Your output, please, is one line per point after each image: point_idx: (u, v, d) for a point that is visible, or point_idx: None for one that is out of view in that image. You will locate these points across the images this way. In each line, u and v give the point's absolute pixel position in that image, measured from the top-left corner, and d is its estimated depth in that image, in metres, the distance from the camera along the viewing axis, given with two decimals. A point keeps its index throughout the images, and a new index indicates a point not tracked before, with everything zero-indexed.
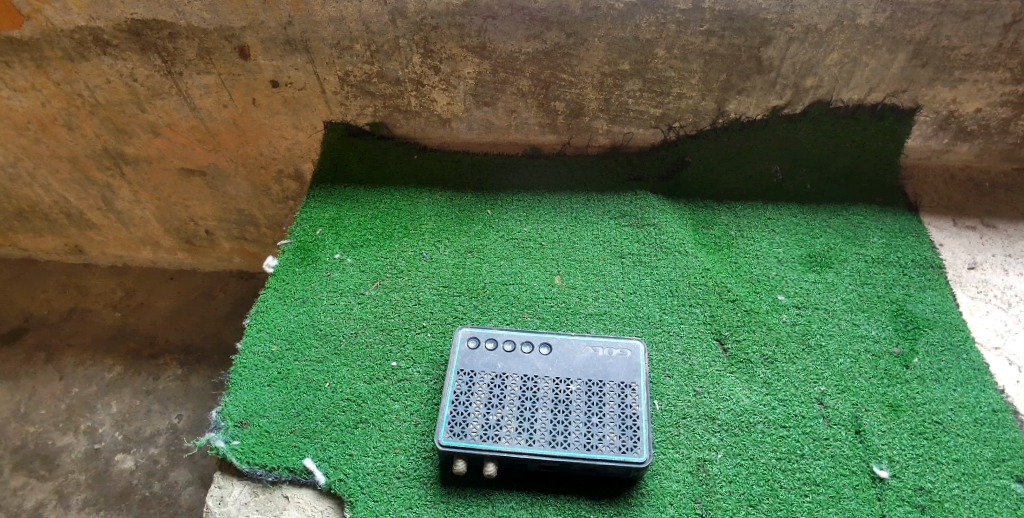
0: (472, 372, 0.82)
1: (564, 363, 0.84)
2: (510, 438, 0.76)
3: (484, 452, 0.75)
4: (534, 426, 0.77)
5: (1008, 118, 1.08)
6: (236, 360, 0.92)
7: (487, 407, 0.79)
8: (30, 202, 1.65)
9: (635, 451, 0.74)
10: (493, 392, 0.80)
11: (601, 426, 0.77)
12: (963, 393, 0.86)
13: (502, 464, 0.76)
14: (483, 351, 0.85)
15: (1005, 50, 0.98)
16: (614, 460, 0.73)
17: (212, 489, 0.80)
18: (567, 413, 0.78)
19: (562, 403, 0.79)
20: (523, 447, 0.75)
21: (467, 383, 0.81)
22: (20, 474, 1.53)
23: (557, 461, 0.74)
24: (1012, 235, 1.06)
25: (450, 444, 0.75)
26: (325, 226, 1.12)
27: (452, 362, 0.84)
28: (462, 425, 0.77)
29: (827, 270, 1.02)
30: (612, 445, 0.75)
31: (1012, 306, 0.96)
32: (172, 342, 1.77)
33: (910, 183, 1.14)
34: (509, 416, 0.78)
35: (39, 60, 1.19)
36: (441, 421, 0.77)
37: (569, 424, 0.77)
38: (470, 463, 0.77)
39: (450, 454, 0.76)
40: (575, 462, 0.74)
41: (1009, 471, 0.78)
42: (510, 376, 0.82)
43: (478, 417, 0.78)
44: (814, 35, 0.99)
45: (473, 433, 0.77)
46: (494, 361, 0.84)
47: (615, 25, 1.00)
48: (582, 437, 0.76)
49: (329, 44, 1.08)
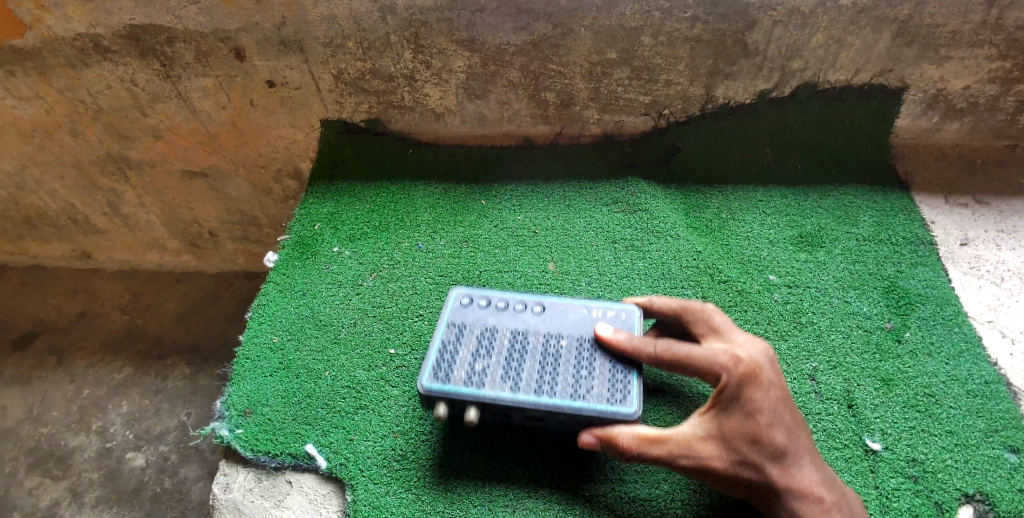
0: (463, 324, 0.81)
1: (555, 322, 0.80)
2: (494, 384, 0.72)
3: (467, 396, 0.72)
4: (520, 375, 0.74)
5: (996, 95, 1.08)
6: (239, 353, 0.94)
7: (473, 354, 0.76)
8: (39, 209, 1.69)
9: (623, 403, 0.70)
10: (482, 342, 0.78)
11: (588, 376, 0.73)
12: (955, 366, 0.87)
13: (485, 411, 0.73)
14: (476, 304, 0.83)
15: (990, 25, 0.99)
16: (601, 411, 0.70)
17: (218, 477, 0.82)
18: (555, 366, 0.75)
19: (551, 355, 0.76)
20: (507, 394, 0.72)
21: (456, 335, 0.79)
22: (34, 474, 1.57)
23: (542, 409, 0.71)
24: (1004, 211, 1.07)
25: (433, 387, 0.72)
26: (324, 221, 1.14)
27: (444, 317, 0.82)
28: (447, 370, 0.74)
29: (819, 250, 1.03)
30: (600, 396, 0.71)
31: (1005, 280, 0.97)
32: (181, 343, 1.80)
33: (902, 162, 1.15)
34: (496, 364, 0.75)
35: (42, 69, 1.22)
36: (427, 365, 0.75)
37: (556, 375, 0.74)
38: (452, 409, 0.74)
39: (432, 399, 0.73)
40: (562, 411, 0.71)
41: (1002, 441, 0.79)
42: (500, 332, 0.79)
43: (464, 364, 0.75)
44: (798, 17, 1.00)
45: (458, 378, 0.74)
46: (486, 315, 0.82)
47: (601, 14, 1.02)
48: (569, 387, 0.72)
49: (323, 43, 1.10)
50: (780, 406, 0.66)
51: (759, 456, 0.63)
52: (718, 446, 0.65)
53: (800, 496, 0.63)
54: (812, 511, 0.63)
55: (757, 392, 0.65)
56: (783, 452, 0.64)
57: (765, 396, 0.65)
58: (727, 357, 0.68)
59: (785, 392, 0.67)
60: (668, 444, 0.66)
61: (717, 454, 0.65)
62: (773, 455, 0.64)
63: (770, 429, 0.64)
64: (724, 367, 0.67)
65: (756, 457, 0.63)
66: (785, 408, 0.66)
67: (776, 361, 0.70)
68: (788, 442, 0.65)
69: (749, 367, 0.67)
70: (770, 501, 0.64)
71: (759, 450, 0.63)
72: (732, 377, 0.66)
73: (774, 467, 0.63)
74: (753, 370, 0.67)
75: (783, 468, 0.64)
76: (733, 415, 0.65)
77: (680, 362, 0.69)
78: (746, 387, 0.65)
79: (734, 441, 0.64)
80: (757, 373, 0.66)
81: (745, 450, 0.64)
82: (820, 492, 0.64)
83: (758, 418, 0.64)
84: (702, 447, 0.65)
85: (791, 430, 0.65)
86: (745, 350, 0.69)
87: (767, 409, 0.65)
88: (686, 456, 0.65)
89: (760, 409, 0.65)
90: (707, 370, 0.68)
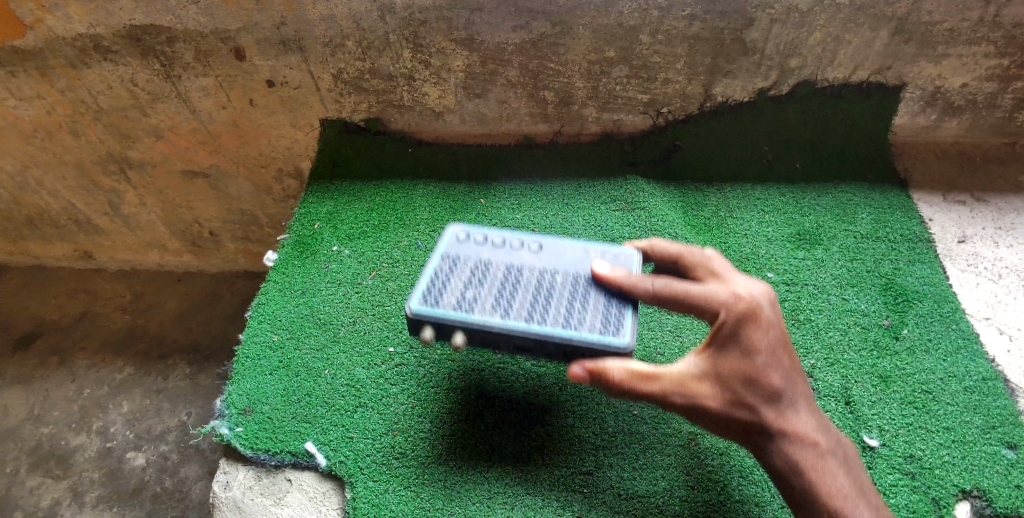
0: (461, 250, 0.73)
1: (555, 253, 0.72)
2: (483, 310, 0.65)
3: (454, 319, 0.64)
4: (513, 302, 0.66)
5: (995, 92, 1.09)
6: (239, 351, 0.95)
7: (465, 280, 0.69)
8: (41, 209, 1.70)
9: (616, 333, 0.63)
10: (479, 268, 0.70)
11: (584, 305, 0.66)
12: (953, 362, 0.87)
13: (473, 338, 0.66)
14: (477, 231, 0.75)
15: (988, 23, 0.99)
16: (593, 340, 0.62)
17: (218, 475, 0.82)
18: (549, 295, 0.67)
19: (552, 283, 0.69)
20: (497, 320, 0.64)
21: (449, 265, 0.71)
22: (36, 474, 1.57)
23: (532, 337, 0.63)
24: (1002, 208, 1.08)
25: (420, 309, 0.65)
26: (323, 220, 1.14)
27: (437, 247, 0.73)
28: (437, 294, 0.67)
29: (817, 248, 1.03)
30: (600, 327, 0.63)
31: (1002, 277, 0.98)
32: (181, 342, 1.81)
33: (901, 159, 1.16)
34: (491, 290, 0.68)
35: (43, 69, 1.22)
36: (416, 288, 0.68)
37: (551, 303, 0.66)
38: (438, 336, 0.67)
39: (419, 323, 0.66)
40: (553, 340, 0.63)
41: (1000, 438, 0.80)
42: (495, 262, 0.71)
43: (456, 288, 0.68)
44: (796, 15, 1.01)
45: (448, 303, 0.66)
46: (487, 242, 0.74)
47: (599, 13, 1.02)
48: (566, 316, 0.64)
49: (322, 42, 1.11)
50: (779, 349, 0.61)
51: (754, 398, 0.59)
52: (712, 386, 0.60)
53: (794, 440, 0.60)
54: (804, 455, 0.60)
55: (757, 334, 0.60)
56: (779, 395, 0.60)
57: (765, 336, 0.60)
58: (728, 296, 0.61)
59: (785, 332, 0.62)
60: (662, 382, 0.60)
61: (712, 393, 0.60)
62: (769, 396, 0.59)
63: (768, 370, 0.59)
64: (724, 305, 0.61)
65: (752, 399, 0.59)
66: (784, 350, 0.61)
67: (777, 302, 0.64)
68: (785, 385, 0.60)
69: (750, 308, 0.61)
70: (761, 444, 0.61)
71: (755, 391, 0.59)
72: (732, 315, 0.60)
73: (768, 409, 0.59)
74: (754, 310, 0.61)
75: (779, 411, 0.60)
76: (730, 356, 0.60)
77: (677, 299, 0.62)
78: (746, 327, 0.60)
79: (730, 381, 0.60)
80: (758, 314, 0.60)
81: (740, 391, 0.59)
82: (814, 436, 0.61)
83: (756, 360, 0.59)
84: (695, 387, 0.60)
85: (788, 373, 0.61)
86: (746, 288, 0.63)
87: (765, 349, 0.60)
88: (679, 395, 0.60)
89: (759, 351, 0.59)
90: (705, 307, 0.61)
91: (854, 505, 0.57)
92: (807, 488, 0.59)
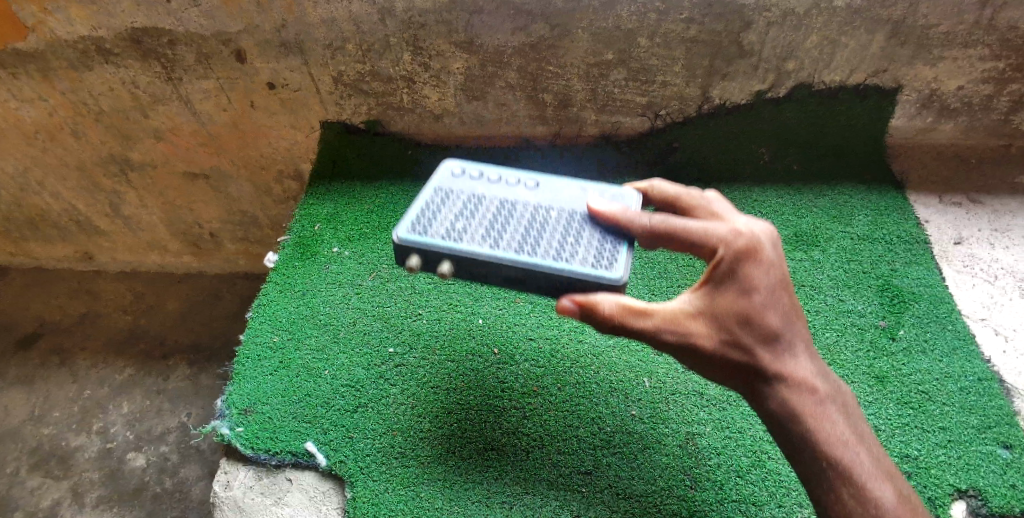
0: (451, 186, 0.71)
1: (549, 192, 0.70)
2: (472, 241, 0.63)
3: (441, 248, 0.63)
4: (503, 235, 0.64)
5: (991, 94, 1.10)
6: (240, 352, 0.95)
7: (455, 212, 0.67)
8: (42, 210, 1.70)
9: (608, 267, 0.60)
10: (470, 203, 0.69)
11: (577, 240, 0.64)
12: (949, 362, 0.88)
13: (460, 269, 0.64)
14: (470, 169, 0.73)
15: (983, 26, 1.00)
16: (584, 273, 0.60)
17: (219, 475, 0.83)
18: (540, 230, 0.65)
19: (543, 219, 0.67)
20: (485, 249, 0.62)
21: (442, 199, 0.69)
22: (37, 474, 1.58)
23: (520, 268, 0.61)
24: (998, 209, 1.08)
25: (406, 237, 0.64)
26: (323, 221, 1.15)
27: (430, 181, 0.72)
28: (425, 224, 0.65)
29: (814, 249, 1.04)
30: (590, 262, 0.61)
31: (998, 278, 0.98)
32: (182, 343, 1.81)
33: (898, 161, 1.16)
34: (481, 223, 0.66)
35: (45, 71, 1.23)
36: (404, 217, 0.66)
37: (542, 236, 0.64)
38: (425, 266, 0.66)
39: (404, 252, 0.64)
40: (542, 272, 0.61)
41: (996, 438, 0.80)
42: (487, 198, 0.70)
43: (445, 220, 0.66)
44: (793, 18, 1.01)
45: (435, 232, 0.65)
46: (479, 180, 0.72)
47: (598, 16, 1.03)
48: (556, 250, 0.62)
49: (323, 44, 1.11)
50: (779, 289, 0.59)
51: (750, 337, 0.58)
52: (707, 324, 0.59)
53: (793, 386, 0.58)
54: (803, 402, 0.57)
55: (755, 272, 0.58)
56: (776, 336, 0.58)
57: (763, 275, 0.58)
58: (726, 231, 0.59)
59: (786, 273, 0.60)
60: (654, 317, 0.59)
61: (705, 331, 0.59)
62: (766, 336, 0.58)
63: (765, 310, 0.58)
64: (722, 242, 0.59)
65: (747, 338, 0.58)
66: (784, 291, 0.59)
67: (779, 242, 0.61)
68: (783, 327, 0.58)
69: (749, 244, 0.59)
70: (757, 387, 0.59)
71: (750, 331, 0.57)
72: (729, 252, 0.58)
73: (765, 350, 0.58)
74: (753, 247, 0.59)
75: (776, 353, 0.58)
76: (725, 294, 0.58)
77: (675, 235, 0.59)
78: (743, 263, 0.58)
79: (724, 318, 0.58)
80: (757, 251, 0.58)
81: (735, 330, 0.58)
82: (815, 382, 0.58)
83: (753, 298, 0.57)
84: (689, 324, 0.59)
85: (787, 315, 0.59)
86: (746, 227, 0.60)
87: (763, 287, 0.58)
88: (671, 331, 0.59)
89: (756, 289, 0.58)
90: (702, 244, 0.59)
91: (852, 451, 0.56)
92: (804, 434, 0.57)
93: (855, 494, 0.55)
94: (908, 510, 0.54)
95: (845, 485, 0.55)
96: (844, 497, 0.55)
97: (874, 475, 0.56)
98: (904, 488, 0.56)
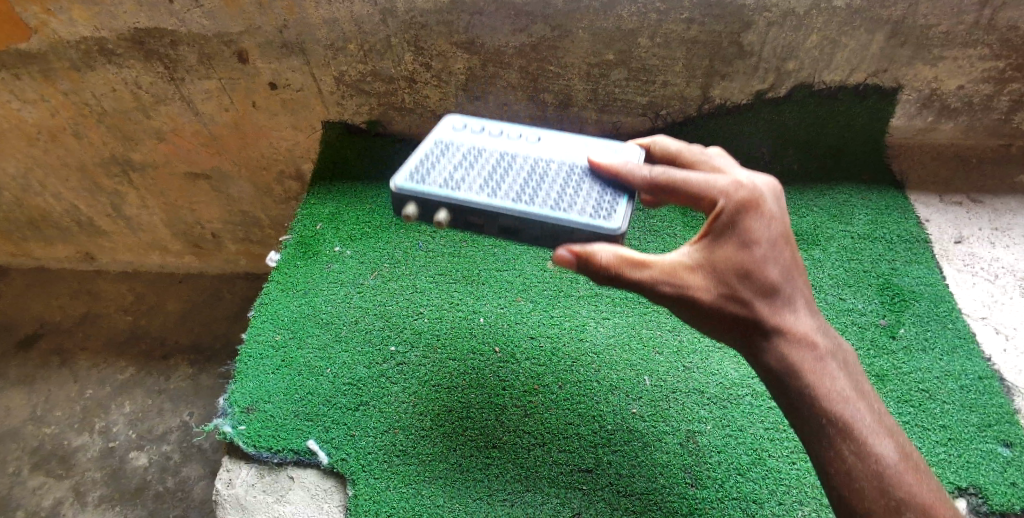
0: (450, 142, 0.74)
1: (547, 149, 0.73)
2: (469, 189, 0.66)
3: (438, 196, 0.65)
4: (500, 185, 0.67)
5: (991, 94, 1.10)
6: (242, 351, 0.95)
7: (453, 164, 0.70)
8: (43, 211, 1.71)
9: (607, 219, 0.62)
10: (467, 157, 0.71)
11: (574, 193, 0.66)
12: (949, 361, 0.88)
13: (456, 217, 0.67)
14: (468, 127, 0.76)
15: (982, 26, 1.00)
16: (582, 224, 0.62)
17: (221, 473, 0.83)
18: (537, 182, 0.68)
19: (539, 173, 0.69)
20: (482, 198, 0.65)
21: (442, 153, 0.72)
22: (38, 474, 1.58)
23: (517, 217, 0.64)
24: (998, 209, 1.09)
25: (404, 186, 0.66)
26: (325, 220, 1.15)
27: (431, 136, 0.75)
28: (423, 175, 0.68)
29: (815, 248, 1.04)
30: (585, 212, 0.63)
31: (998, 277, 0.99)
32: (183, 343, 1.81)
33: (898, 161, 1.17)
34: (478, 174, 0.68)
35: (47, 72, 1.24)
36: (402, 168, 0.69)
37: (539, 189, 0.67)
38: (422, 215, 0.68)
39: (402, 200, 0.67)
40: (538, 221, 0.63)
41: (996, 436, 0.80)
42: (486, 153, 0.72)
43: (443, 171, 0.69)
44: (793, 18, 1.02)
45: (433, 182, 0.67)
46: (477, 137, 0.75)
47: (598, 16, 1.03)
48: (552, 201, 0.65)
49: (324, 45, 1.12)
50: (780, 242, 0.59)
51: (749, 291, 0.57)
52: (706, 277, 0.58)
53: (792, 340, 0.58)
54: (803, 357, 0.58)
55: (755, 224, 0.58)
56: (776, 290, 0.58)
57: (764, 227, 0.58)
58: (727, 183, 0.59)
59: (788, 228, 0.60)
60: (652, 269, 0.59)
61: (703, 285, 0.58)
62: (765, 289, 0.58)
63: (765, 264, 0.57)
64: (722, 193, 0.59)
65: (746, 293, 0.58)
66: (786, 245, 0.59)
67: (783, 197, 0.61)
68: (783, 281, 0.59)
69: (751, 197, 0.58)
70: (755, 341, 0.59)
71: (750, 284, 0.57)
72: (730, 203, 0.58)
73: (764, 304, 0.58)
74: (755, 199, 0.58)
75: (775, 308, 0.58)
76: (725, 246, 0.58)
77: (672, 186, 0.60)
78: (744, 214, 0.58)
79: (723, 272, 0.58)
80: (758, 203, 0.58)
81: (734, 283, 0.58)
82: (814, 337, 0.59)
83: (753, 250, 0.57)
84: (688, 277, 0.59)
85: (787, 269, 0.59)
86: (748, 179, 0.60)
87: (764, 240, 0.58)
88: (669, 284, 0.59)
89: (756, 241, 0.58)
90: (702, 196, 0.59)
91: (851, 405, 0.56)
92: (804, 390, 0.57)
93: (855, 451, 0.54)
94: (907, 465, 0.54)
95: (845, 442, 0.55)
96: (845, 453, 0.55)
97: (874, 431, 0.55)
98: (905, 445, 0.56)
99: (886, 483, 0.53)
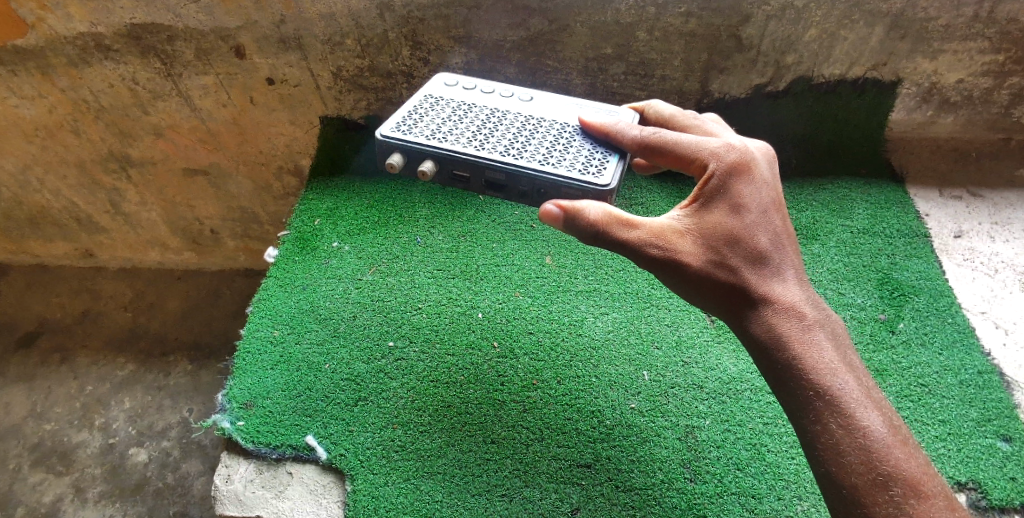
0: (440, 99, 0.79)
1: (536, 112, 0.77)
2: (456, 142, 0.69)
3: (425, 146, 0.68)
4: (487, 140, 0.70)
5: (990, 88, 1.10)
6: (240, 345, 0.95)
7: (443, 121, 0.74)
8: (42, 208, 1.70)
9: (596, 176, 0.65)
10: (456, 113, 0.75)
11: (562, 152, 0.69)
12: (948, 355, 0.88)
13: (443, 170, 0.70)
14: (458, 88, 0.81)
15: (982, 19, 1.00)
16: (568, 179, 0.64)
17: (220, 468, 0.83)
18: (524, 139, 0.71)
19: (527, 131, 0.73)
20: (468, 150, 0.68)
21: (432, 109, 0.76)
22: (39, 470, 1.58)
23: (502, 169, 0.66)
24: (998, 203, 1.09)
25: (390, 134, 0.69)
26: (323, 216, 1.15)
27: (421, 93, 0.80)
28: (410, 127, 0.72)
29: (814, 242, 1.03)
30: (571, 168, 0.66)
31: (998, 271, 0.99)
32: (182, 340, 1.82)
33: (897, 155, 1.16)
34: (465, 129, 0.72)
35: (44, 68, 1.23)
36: (390, 120, 0.72)
37: (527, 146, 0.70)
38: (408, 166, 0.71)
39: (388, 149, 0.70)
40: (523, 175, 0.66)
41: (995, 430, 0.80)
42: (474, 111, 0.76)
43: (431, 125, 0.72)
44: (791, 11, 1.01)
45: (420, 133, 0.71)
46: (467, 97, 0.79)
47: (595, 10, 1.03)
48: (539, 156, 0.68)
49: (321, 40, 1.11)
50: (768, 209, 0.61)
51: (734, 256, 0.59)
52: (695, 242, 0.59)
53: (779, 311, 0.59)
54: (790, 327, 0.58)
55: (743, 187, 0.60)
56: (763, 257, 0.60)
57: (753, 192, 0.61)
58: (716, 147, 0.62)
59: (776, 194, 0.63)
60: (641, 230, 0.59)
61: (691, 250, 0.59)
62: (751, 255, 0.59)
63: (753, 229, 0.59)
64: (712, 156, 0.62)
65: (734, 258, 0.59)
66: (776, 213, 0.62)
67: (773, 164, 0.65)
68: (771, 249, 0.60)
69: (739, 160, 0.61)
70: (742, 311, 0.60)
71: (737, 250, 0.59)
72: (720, 165, 0.61)
73: (749, 270, 0.59)
74: (744, 164, 0.61)
75: (763, 277, 0.60)
76: (715, 211, 0.60)
77: (663, 146, 0.63)
78: (734, 178, 0.60)
79: (712, 236, 0.59)
80: (746, 167, 0.61)
81: (722, 248, 0.59)
82: (803, 308, 0.59)
83: (742, 213, 0.60)
84: (678, 242, 0.59)
85: (776, 237, 0.61)
86: (739, 144, 0.63)
87: (754, 206, 0.60)
88: (657, 246, 0.59)
89: (744, 205, 0.60)
90: (693, 158, 0.62)
91: (838, 376, 0.56)
92: (791, 361, 0.57)
93: (843, 424, 0.54)
94: (896, 441, 0.53)
95: (832, 416, 0.54)
96: (832, 427, 0.54)
97: (863, 404, 0.55)
98: (894, 419, 0.55)
99: (874, 458, 0.52)
